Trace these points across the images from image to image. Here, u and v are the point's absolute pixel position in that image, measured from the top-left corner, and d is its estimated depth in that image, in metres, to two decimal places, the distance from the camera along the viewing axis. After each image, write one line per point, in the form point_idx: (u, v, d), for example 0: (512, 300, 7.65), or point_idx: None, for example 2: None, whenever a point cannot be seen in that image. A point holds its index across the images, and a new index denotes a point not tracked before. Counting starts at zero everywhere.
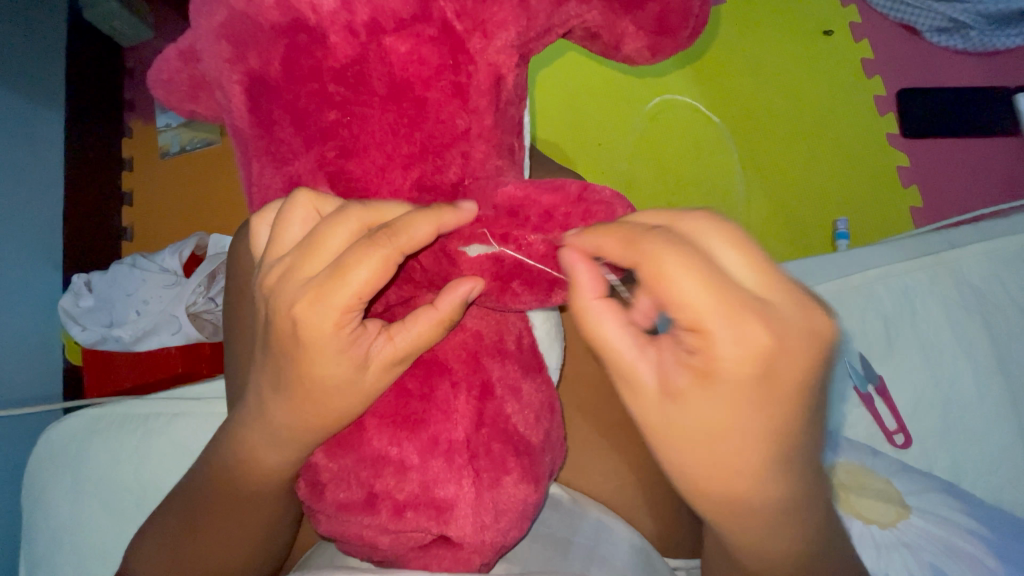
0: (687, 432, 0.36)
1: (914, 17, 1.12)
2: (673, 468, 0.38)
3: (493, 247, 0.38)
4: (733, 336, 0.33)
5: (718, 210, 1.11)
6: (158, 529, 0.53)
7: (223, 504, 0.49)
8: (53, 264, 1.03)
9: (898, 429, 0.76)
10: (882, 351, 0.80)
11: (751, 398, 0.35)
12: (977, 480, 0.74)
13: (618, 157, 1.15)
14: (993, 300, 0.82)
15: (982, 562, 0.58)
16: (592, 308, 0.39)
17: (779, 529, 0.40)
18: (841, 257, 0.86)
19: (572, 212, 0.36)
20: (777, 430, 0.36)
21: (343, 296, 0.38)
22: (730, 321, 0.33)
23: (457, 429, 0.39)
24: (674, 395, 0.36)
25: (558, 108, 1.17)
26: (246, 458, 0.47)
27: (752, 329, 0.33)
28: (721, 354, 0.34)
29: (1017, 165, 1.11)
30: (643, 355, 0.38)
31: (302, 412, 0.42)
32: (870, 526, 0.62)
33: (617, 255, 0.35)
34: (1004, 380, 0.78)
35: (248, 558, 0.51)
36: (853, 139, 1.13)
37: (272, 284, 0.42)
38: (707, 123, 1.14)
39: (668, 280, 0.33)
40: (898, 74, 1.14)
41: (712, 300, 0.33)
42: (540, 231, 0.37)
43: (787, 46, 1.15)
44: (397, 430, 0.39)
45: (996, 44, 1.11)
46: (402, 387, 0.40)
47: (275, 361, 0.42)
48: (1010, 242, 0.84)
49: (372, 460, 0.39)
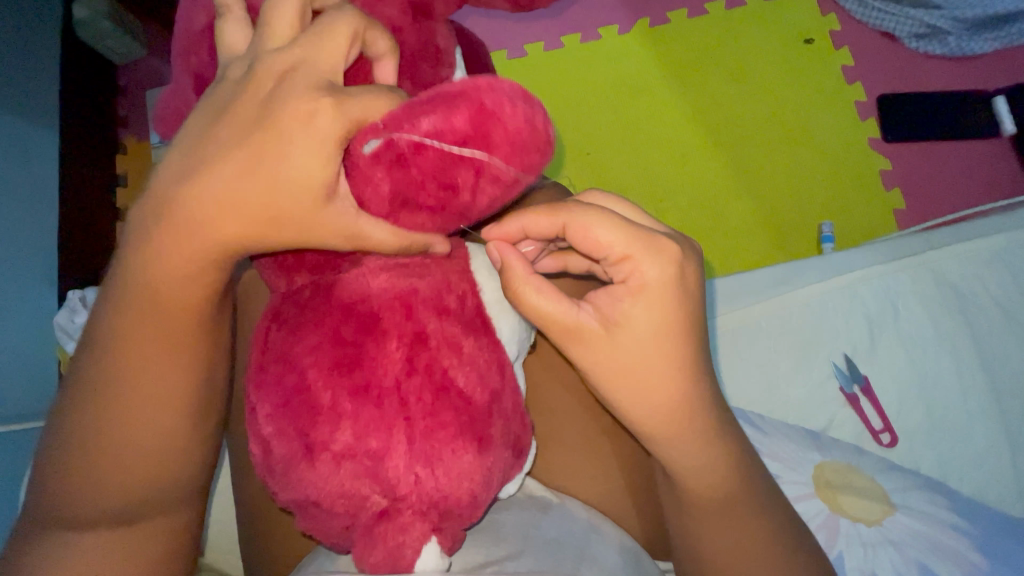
0: (634, 348, 0.44)
1: (893, 24, 1.15)
2: (624, 396, 0.45)
3: (388, 137, 0.36)
4: (653, 259, 0.43)
5: (702, 214, 1.14)
6: (70, 402, 0.46)
7: (149, 337, 0.45)
8: (47, 280, 1.03)
9: (884, 428, 0.77)
10: (867, 352, 0.81)
11: (676, 308, 0.44)
12: (962, 477, 0.76)
13: (604, 162, 1.17)
14: (974, 299, 0.84)
15: (965, 556, 0.61)
16: (529, 281, 0.43)
17: (717, 445, 0.48)
18: (822, 260, 0.87)
19: (455, 92, 0.36)
20: (698, 339, 0.46)
21: (318, 108, 0.39)
22: (648, 247, 0.44)
23: (387, 373, 0.38)
24: (615, 323, 0.44)
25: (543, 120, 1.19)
26: (162, 260, 0.44)
27: (665, 252, 0.44)
28: (648, 274, 0.43)
29: (994, 167, 1.13)
30: (580, 309, 0.45)
31: (252, 220, 0.41)
32: (856, 524, 0.63)
33: (544, 225, 0.45)
34: (986, 377, 0.79)
35: (187, 411, 0.48)
36: (837, 142, 1.15)
37: (226, 105, 0.42)
38: (686, 126, 1.16)
39: (596, 228, 0.44)
40: (877, 80, 1.17)
41: (627, 233, 0.44)
42: (426, 113, 0.36)
43: (762, 50, 1.17)
44: (331, 374, 0.38)
45: (973, 48, 1.13)
46: (337, 336, 0.39)
47: (210, 164, 0.41)
48: (988, 242, 0.86)
49: (307, 407, 0.38)
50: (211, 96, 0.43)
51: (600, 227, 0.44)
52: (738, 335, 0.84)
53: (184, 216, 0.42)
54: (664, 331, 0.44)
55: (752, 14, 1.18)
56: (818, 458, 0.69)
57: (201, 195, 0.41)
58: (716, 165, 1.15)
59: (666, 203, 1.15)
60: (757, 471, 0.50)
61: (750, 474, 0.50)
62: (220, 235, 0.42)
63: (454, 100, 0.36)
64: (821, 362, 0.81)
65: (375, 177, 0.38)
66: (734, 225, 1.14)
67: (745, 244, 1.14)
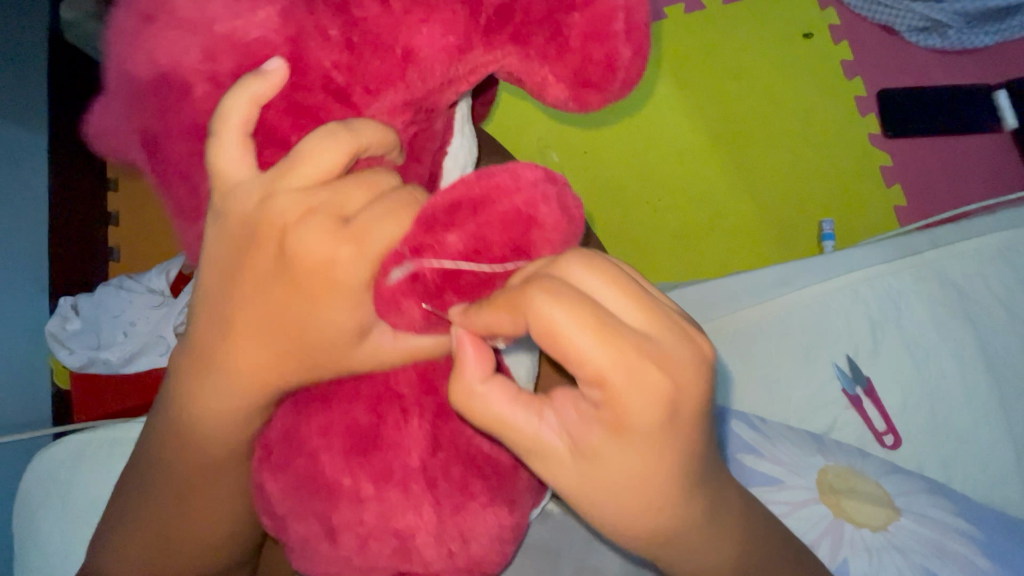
0: (612, 483, 0.36)
1: (893, 18, 1.13)
2: (601, 519, 0.38)
3: (411, 263, 0.34)
4: (634, 387, 0.33)
5: (702, 215, 1.13)
6: (133, 490, 0.51)
7: (191, 466, 0.47)
8: (39, 286, 1.02)
9: (887, 430, 0.76)
10: (870, 353, 0.80)
11: (664, 441, 0.36)
12: (966, 477, 0.75)
13: (605, 165, 1.15)
14: (976, 296, 0.84)
15: (973, 563, 0.59)
16: (478, 391, 0.37)
17: (710, 542, 0.44)
18: (824, 260, 0.87)
19: (479, 194, 0.33)
20: (689, 457, 0.38)
21: (342, 262, 0.36)
22: (630, 374, 0.33)
23: (412, 456, 0.39)
24: (586, 452, 0.36)
25: (530, 124, 1.15)
26: (198, 399, 0.44)
27: (649, 381, 0.33)
28: (630, 408, 0.33)
29: (996, 162, 1.13)
30: (542, 424, 0.37)
31: (290, 364, 0.40)
32: (861, 530, 0.62)
33: (509, 329, 0.34)
34: (989, 379, 0.79)
35: (226, 525, 0.50)
36: (843, 147, 1.14)
37: (234, 225, 0.38)
38: (686, 128, 1.15)
39: (568, 340, 0.32)
40: (877, 74, 1.16)
41: (609, 354, 0.32)
42: (452, 228, 0.33)
43: (764, 48, 1.16)
44: (348, 458, 0.38)
45: (973, 42, 1.12)
46: (352, 420, 0.39)
47: (240, 321, 0.40)
48: (988, 243, 0.86)
49: (326, 491, 0.38)
50: (222, 226, 0.38)
51: (573, 341, 0.32)
52: (730, 338, 0.83)
53: (222, 356, 0.41)
54: (642, 468, 0.36)
55: (752, 8, 1.16)
56: (820, 462, 0.68)
57: (232, 350, 0.41)
58: (715, 163, 1.14)
59: (665, 204, 1.14)
60: (757, 550, 0.47)
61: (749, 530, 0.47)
62: (255, 369, 0.41)
63: (484, 207, 0.33)
64: (822, 362, 0.80)
65: (402, 307, 0.35)
66: (732, 224, 1.13)
67: (739, 245, 1.13)
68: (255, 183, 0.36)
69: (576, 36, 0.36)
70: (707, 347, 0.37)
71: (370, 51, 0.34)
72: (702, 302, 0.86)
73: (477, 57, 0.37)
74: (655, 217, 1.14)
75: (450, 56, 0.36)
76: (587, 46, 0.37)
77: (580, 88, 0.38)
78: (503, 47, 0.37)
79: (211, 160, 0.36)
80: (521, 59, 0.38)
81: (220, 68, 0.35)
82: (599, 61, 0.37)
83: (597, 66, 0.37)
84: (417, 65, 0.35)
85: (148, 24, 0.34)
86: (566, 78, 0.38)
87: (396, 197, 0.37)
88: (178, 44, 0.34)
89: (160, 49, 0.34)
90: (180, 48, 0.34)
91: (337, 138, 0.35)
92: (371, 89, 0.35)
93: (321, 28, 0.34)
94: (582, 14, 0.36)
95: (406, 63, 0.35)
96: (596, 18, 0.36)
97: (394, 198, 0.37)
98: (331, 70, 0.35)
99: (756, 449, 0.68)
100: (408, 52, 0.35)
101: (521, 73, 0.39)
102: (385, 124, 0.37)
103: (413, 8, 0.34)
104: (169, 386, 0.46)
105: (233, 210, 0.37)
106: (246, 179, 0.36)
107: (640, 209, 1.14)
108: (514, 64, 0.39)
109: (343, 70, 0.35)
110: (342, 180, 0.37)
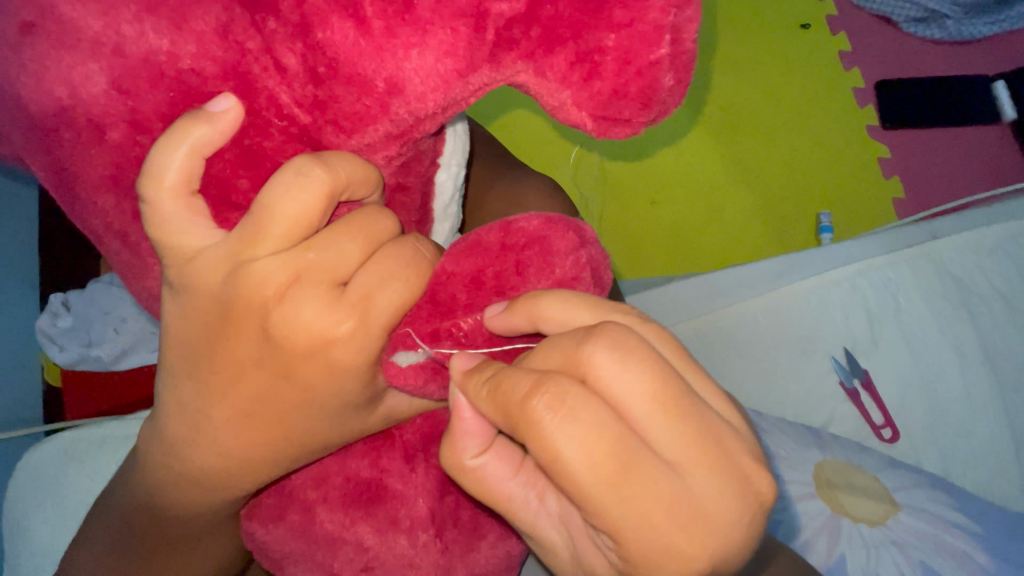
0: None
1: (891, 8, 1.13)
2: None
3: (426, 351, 0.37)
4: (658, 549, 0.30)
5: (699, 211, 1.13)
6: (101, 542, 0.50)
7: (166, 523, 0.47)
8: (29, 283, 0.99)
9: (885, 423, 0.75)
10: (868, 347, 0.79)
11: None
12: (966, 474, 0.74)
13: (604, 167, 1.13)
14: (977, 291, 0.83)
15: (971, 558, 0.59)
16: (473, 467, 0.36)
17: None
18: (822, 253, 0.85)
19: (501, 271, 0.36)
20: None
21: (341, 338, 0.36)
22: (654, 533, 0.30)
23: (417, 504, 0.42)
24: (590, 569, 0.35)
25: (528, 132, 1.12)
26: (180, 470, 0.42)
27: (678, 543, 0.30)
28: (649, 565, 0.31)
29: (995, 155, 1.12)
30: (540, 510, 0.36)
31: (285, 437, 0.40)
32: (858, 524, 0.61)
33: (506, 426, 0.32)
34: (990, 372, 0.78)
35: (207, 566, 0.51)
36: (846, 151, 1.13)
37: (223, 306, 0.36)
38: (684, 124, 1.14)
39: (580, 481, 0.29)
40: (877, 66, 1.14)
41: (631, 509, 0.30)
42: (474, 308, 0.36)
43: (762, 41, 1.14)
44: (349, 513, 0.41)
45: (973, 32, 1.11)
46: (354, 478, 0.42)
47: (228, 400, 0.38)
48: (988, 234, 0.85)
49: (326, 543, 0.42)
50: (185, 302, 0.37)
51: (581, 482, 0.29)
52: (722, 331, 0.81)
53: (211, 436, 0.40)
54: None
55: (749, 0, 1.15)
56: (816, 456, 0.67)
57: (217, 426, 0.39)
58: (714, 159, 1.13)
59: (662, 198, 1.13)
60: None
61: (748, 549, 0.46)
62: (247, 443, 0.40)
63: (508, 288, 0.36)
64: (819, 355, 0.79)
65: (419, 383, 0.38)
66: (729, 219, 1.12)
67: (738, 242, 1.11)
68: (218, 249, 0.35)
69: (611, 63, 0.30)
70: (765, 488, 0.33)
71: (340, 83, 0.31)
72: (700, 293, 0.84)
73: (481, 77, 0.32)
74: (653, 212, 1.13)
75: (444, 83, 0.31)
76: (624, 76, 0.30)
77: (603, 121, 0.33)
78: (511, 64, 0.32)
79: (154, 230, 0.34)
80: (535, 77, 0.32)
81: (142, 106, 0.31)
82: (636, 96, 0.31)
83: (633, 102, 0.31)
84: (403, 98, 0.31)
85: (31, 36, 0.30)
86: (589, 107, 0.32)
87: (386, 250, 0.37)
88: (80, 72, 0.30)
89: (53, 76, 0.30)
90: (84, 75, 0.30)
91: (305, 188, 0.33)
92: (344, 128, 0.33)
93: (275, 54, 0.30)
94: (618, 37, 0.29)
95: (388, 95, 0.31)
96: (636, 40, 0.29)
97: (384, 254, 0.36)
98: (290, 107, 0.32)
99: None
100: (392, 84, 0.31)
101: (539, 95, 0.34)
102: (360, 162, 0.34)
103: (398, 31, 0.29)
104: (148, 448, 0.44)
105: (199, 285, 0.36)
106: (208, 247, 0.35)
107: (637, 204, 1.13)
108: (528, 82, 0.33)
109: (305, 108, 0.32)
110: (325, 234, 0.35)
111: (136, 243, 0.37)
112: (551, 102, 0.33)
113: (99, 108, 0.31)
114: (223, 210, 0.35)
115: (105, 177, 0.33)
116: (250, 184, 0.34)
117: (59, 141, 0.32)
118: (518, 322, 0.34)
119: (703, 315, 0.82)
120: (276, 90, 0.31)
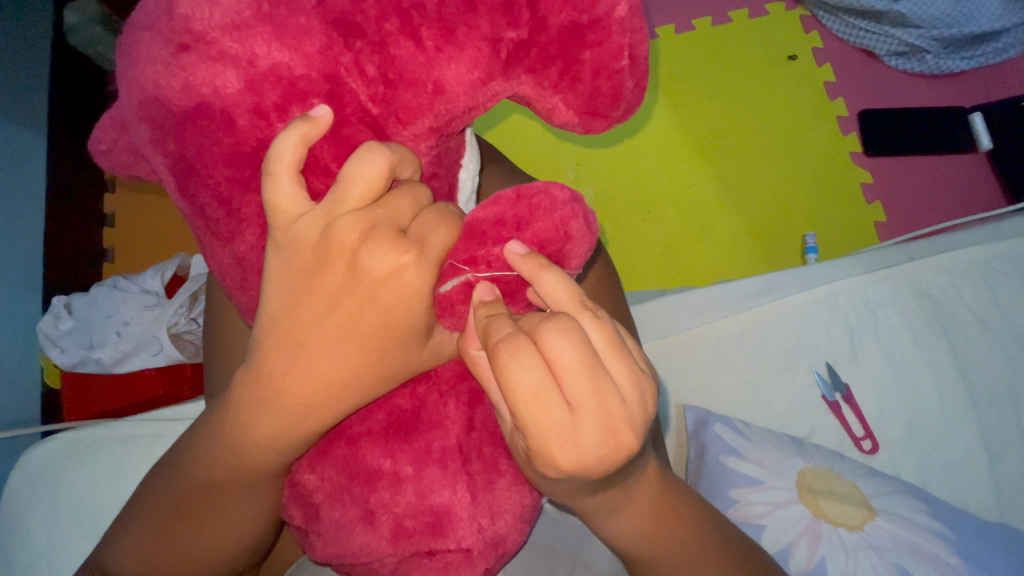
0: (527, 474, 0.44)
1: (873, 42, 1.18)
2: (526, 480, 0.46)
3: (466, 274, 0.40)
4: (540, 444, 0.38)
5: (693, 220, 1.17)
6: (142, 515, 0.53)
7: (208, 494, 0.49)
8: (34, 285, 1.01)
9: (865, 435, 0.78)
10: (848, 361, 0.83)
11: (562, 481, 0.41)
12: (942, 484, 0.77)
13: (595, 175, 1.19)
14: (950, 308, 0.87)
15: (946, 561, 0.61)
16: (475, 357, 0.41)
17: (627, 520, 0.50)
18: (804, 270, 0.89)
19: (517, 211, 0.39)
20: (586, 490, 0.44)
21: (392, 288, 0.40)
22: (537, 429, 0.37)
23: (449, 435, 0.44)
24: (517, 448, 0.42)
25: (538, 148, 1.19)
26: (231, 428, 0.46)
27: (552, 446, 0.37)
28: (532, 452, 0.38)
29: (975, 179, 1.18)
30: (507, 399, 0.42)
31: (325, 392, 0.42)
32: (838, 528, 0.64)
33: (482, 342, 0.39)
34: (964, 388, 0.82)
35: (232, 552, 0.52)
36: (834, 173, 1.17)
37: (283, 244, 0.39)
38: (677, 142, 1.19)
39: (504, 379, 0.37)
40: (860, 94, 1.20)
41: (529, 410, 0.37)
42: (500, 241, 0.39)
43: (753, 68, 1.20)
44: (388, 443, 0.43)
45: (949, 67, 1.17)
46: (393, 404, 0.44)
47: (272, 347, 0.42)
48: (962, 257, 0.89)
49: (366, 475, 0.43)
50: (286, 257, 0.39)
51: (508, 387, 0.37)
52: (711, 341, 0.85)
53: (263, 390, 0.43)
54: (542, 481, 0.43)
55: (736, 32, 1.22)
56: (799, 463, 0.70)
57: (263, 368, 0.43)
58: (701, 180, 1.18)
59: (652, 212, 1.17)
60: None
61: (692, 516, 0.53)
62: (285, 399, 0.43)
63: (525, 222, 0.39)
64: (802, 369, 0.82)
65: (455, 311, 0.41)
66: (718, 236, 1.16)
67: (729, 253, 1.15)
68: (314, 214, 0.38)
69: (588, 71, 0.36)
70: (628, 443, 0.39)
71: (404, 87, 0.36)
72: (692, 306, 0.88)
73: (498, 86, 0.37)
74: (645, 225, 1.17)
75: (472, 88, 0.37)
76: (597, 81, 0.36)
77: (587, 116, 0.38)
78: (519, 77, 0.37)
79: (268, 200, 0.37)
80: (534, 88, 0.38)
81: (264, 101, 0.36)
82: (608, 94, 0.36)
83: (606, 99, 0.37)
84: (445, 98, 0.37)
85: (183, 54, 0.35)
86: (576, 106, 0.37)
87: (436, 207, 0.41)
88: (219, 78, 0.35)
89: (173, 76, 0.36)
90: (199, 78, 0.36)
91: (389, 158, 0.37)
92: (402, 120, 0.38)
93: (359, 65, 0.36)
94: (591, 53, 0.35)
95: (434, 96, 0.37)
96: (606, 55, 0.35)
97: (433, 207, 0.41)
98: (366, 103, 0.37)
99: (736, 450, 0.71)
100: (437, 87, 0.36)
101: (531, 99, 0.39)
102: (405, 147, 0.39)
103: (444, 48, 0.35)
104: (212, 417, 0.48)
105: (300, 244, 0.38)
106: (307, 212, 0.38)
107: (631, 217, 1.17)
108: (527, 92, 0.38)
109: (378, 103, 0.37)
110: (389, 195, 0.39)
111: (238, 211, 0.39)
112: (545, 105, 0.39)
113: (233, 103, 0.36)
114: (312, 179, 0.39)
115: (218, 157, 0.37)
116: (333, 159, 0.38)
117: (194, 130, 0.37)
118: (523, 273, 0.38)
119: (691, 330, 0.85)
120: (357, 90, 0.36)
